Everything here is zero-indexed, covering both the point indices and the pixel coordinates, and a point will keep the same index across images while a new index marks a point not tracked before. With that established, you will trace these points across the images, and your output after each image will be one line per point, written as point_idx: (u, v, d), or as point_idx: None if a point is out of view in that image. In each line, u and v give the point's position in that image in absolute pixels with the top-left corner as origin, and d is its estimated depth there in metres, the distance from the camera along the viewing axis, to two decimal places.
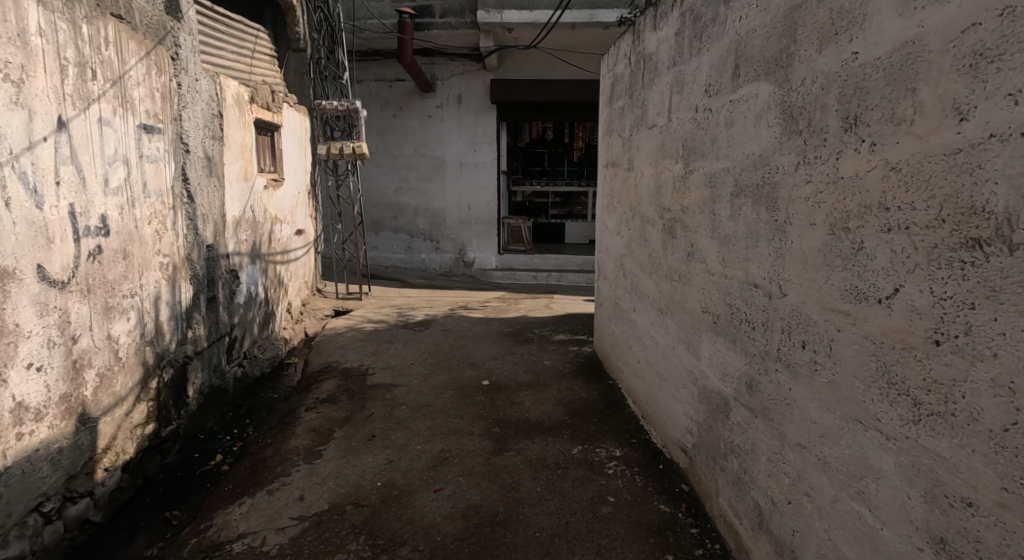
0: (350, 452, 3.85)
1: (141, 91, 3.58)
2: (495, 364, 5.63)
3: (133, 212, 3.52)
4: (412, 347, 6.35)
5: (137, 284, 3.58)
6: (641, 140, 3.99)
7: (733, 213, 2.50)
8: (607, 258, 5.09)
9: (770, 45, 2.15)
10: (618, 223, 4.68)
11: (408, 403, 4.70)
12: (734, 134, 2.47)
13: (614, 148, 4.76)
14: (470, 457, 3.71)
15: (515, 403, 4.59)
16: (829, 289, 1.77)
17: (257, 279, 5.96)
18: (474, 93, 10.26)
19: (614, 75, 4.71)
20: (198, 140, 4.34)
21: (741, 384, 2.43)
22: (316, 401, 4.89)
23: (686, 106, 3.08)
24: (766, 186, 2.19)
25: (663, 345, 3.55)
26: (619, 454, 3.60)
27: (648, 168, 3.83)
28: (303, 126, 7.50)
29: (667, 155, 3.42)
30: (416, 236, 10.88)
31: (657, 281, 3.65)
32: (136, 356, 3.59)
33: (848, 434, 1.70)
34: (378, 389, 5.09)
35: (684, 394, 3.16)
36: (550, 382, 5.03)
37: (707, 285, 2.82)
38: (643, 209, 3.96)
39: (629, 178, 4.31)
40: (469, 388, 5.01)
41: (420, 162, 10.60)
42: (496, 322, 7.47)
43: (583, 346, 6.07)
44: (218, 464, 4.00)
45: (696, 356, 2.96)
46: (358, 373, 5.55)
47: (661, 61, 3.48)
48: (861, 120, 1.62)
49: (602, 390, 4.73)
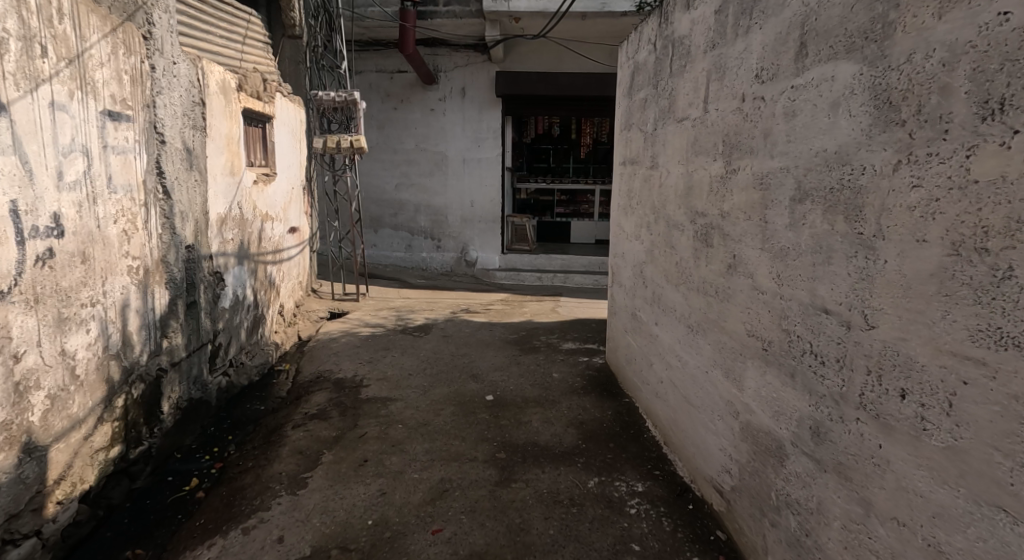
0: (339, 481, 3.44)
1: (105, 72, 3.16)
2: (499, 376, 5.23)
3: (95, 210, 3.11)
4: (410, 355, 5.94)
5: (99, 291, 3.17)
6: (668, 136, 3.58)
7: (794, 222, 2.10)
8: (623, 265, 4.70)
9: (855, 15, 1.73)
10: (637, 226, 4.28)
11: (405, 421, 4.30)
12: (797, 127, 2.07)
13: (635, 145, 4.34)
14: (473, 490, 3.31)
15: (523, 424, 4.18)
16: (948, 326, 1.39)
17: (245, 281, 5.56)
18: (479, 86, 9.83)
19: (635, 63, 4.30)
20: (176, 130, 3.93)
21: (802, 428, 2.02)
22: (304, 417, 4.48)
23: (728, 95, 2.67)
24: (845, 190, 1.78)
25: (693, 367, 3.16)
26: (642, 489, 3.20)
27: (676, 167, 3.42)
28: (298, 117, 7.11)
29: (703, 151, 3.01)
30: (417, 234, 10.46)
31: (686, 294, 3.26)
32: (97, 373, 3.18)
33: (981, 521, 1.31)
34: (372, 404, 4.68)
35: (722, 427, 2.76)
36: (561, 399, 4.62)
37: (756, 304, 2.41)
38: (669, 213, 3.55)
39: (653, 177, 3.90)
40: (472, 404, 4.60)
41: (421, 157, 10.18)
42: (500, 327, 7.06)
43: (594, 357, 5.66)
44: (193, 490, 3.60)
45: (739, 387, 2.56)
46: (352, 385, 5.14)
47: (696, 44, 3.08)
48: (1012, 103, 1.23)
49: (618, 409, 4.32)
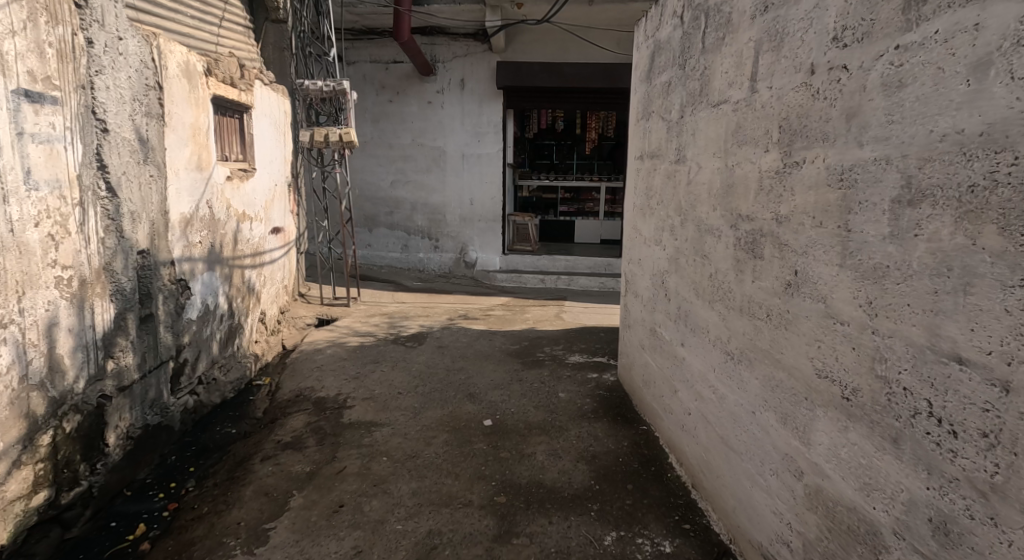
0: (307, 534, 2.92)
1: (19, 43, 2.62)
2: (500, 396, 4.69)
3: (4, 209, 2.57)
4: (401, 370, 5.38)
5: (10, 308, 2.64)
6: (699, 124, 3.02)
7: (897, 232, 1.55)
8: (640, 273, 4.15)
9: None
10: (659, 229, 3.73)
11: (391, 452, 3.78)
12: (905, 102, 1.52)
13: (655, 136, 3.78)
14: (466, 549, 2.80)
15: (526, 460, 3.65)
16: None
17: (218, 288, 4.99)
18: (479, 77, 9.27)
19: (657, 41, 3.74)
20: (124, 117, 3.36)
21: (914, 517, 1.50)
22: (277, 447, 3.93)
23: (789, 69, 2.11)
24: (1002, 191, 1.27)
25: (734, 403, 2.62)
26: (670, 551, 2.71)
27: (711, 161, 2.88)
28: (283, 108, 6.54)
29: (748, 141, 2.47)
30: (413, 234, 9.90)
31: (725, 314, 2.72)
32: (12, 409, 2.67)
33: None
34: (355, 430, 4.13)
35: (774, 486, 2.22)
36: (569, 427, 4.07)
37: (831, 337, 1.86)
38: (701, 215, 3.00)
39: (679, 174, 3.34)
40: (468, 431, 4.08)
41: (418, 153, 9.61)
42: (501, 336, 6.49)
43: (603, 374, 5.10)
44: (137, 540, 3.02)
45: (803, 441, 2.02)
46: (334, 406, 4.59)
47: (741, 9, 2.52)
48: None
49: (635, 440, 3.79)
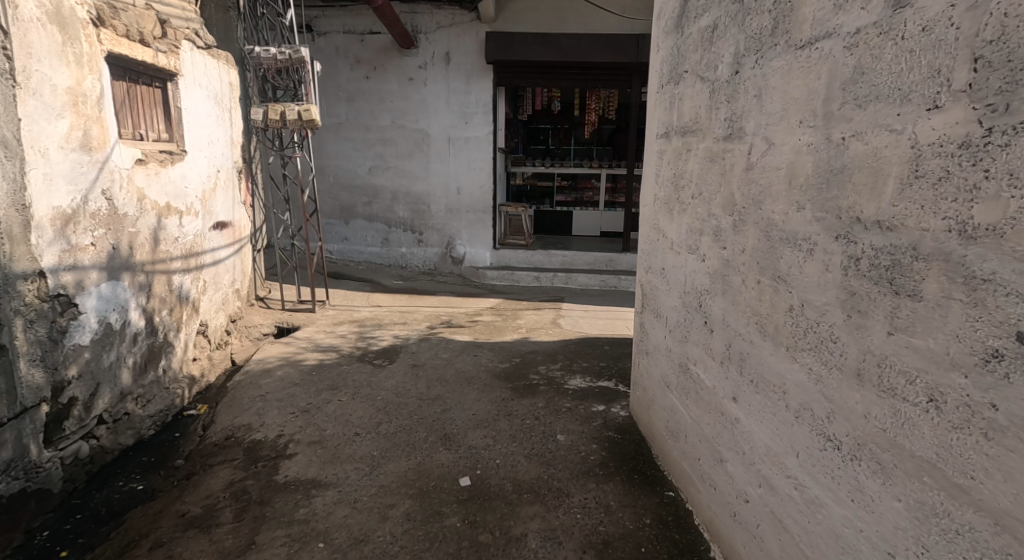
0: None
1: None
2: (482, 438, 3.70)
3: None
4: (363, 399, 4.36)
5: None
6: (770, 79, 2.01)
7: None
8: (666, 288, 3.13)
9: None
10: (695, 231, 2.72)
11: (330, 535, 2.79)
12: None
13: (691, 105, 2.75)
14: None
15: (512, 549, 2.67)
16: None
17: (131, 301, 3.96)
18: (466, 50, 8.18)
19: None
20: None
21: None
22: (177, 526, 2.92)
23: None
24: None
25: (840, 520, 1.65)
26: None
27: (794, 134, 1.85)
28: (226, 78, 5.44)
29: (886, 96, 1.44)
30: (393, 226, 8.85)
31: (820, 375, 1.72)
32: None
33: None
34: (289, 496, 3.13)
35: None
36: (570, 491, 3.08)
37: None
38: (774, 217, 1.99)
39: (731, 156, 2.32)
40: (440, 496, 3.10)
41: (398, 136, 8.55)
42: (487, 351, 5.46)
43: (613, 406, 4.09)
44: None
45: None
46: (270, 455, 3.59)
47: None
48: None
49: (661, 517, 2.83)
